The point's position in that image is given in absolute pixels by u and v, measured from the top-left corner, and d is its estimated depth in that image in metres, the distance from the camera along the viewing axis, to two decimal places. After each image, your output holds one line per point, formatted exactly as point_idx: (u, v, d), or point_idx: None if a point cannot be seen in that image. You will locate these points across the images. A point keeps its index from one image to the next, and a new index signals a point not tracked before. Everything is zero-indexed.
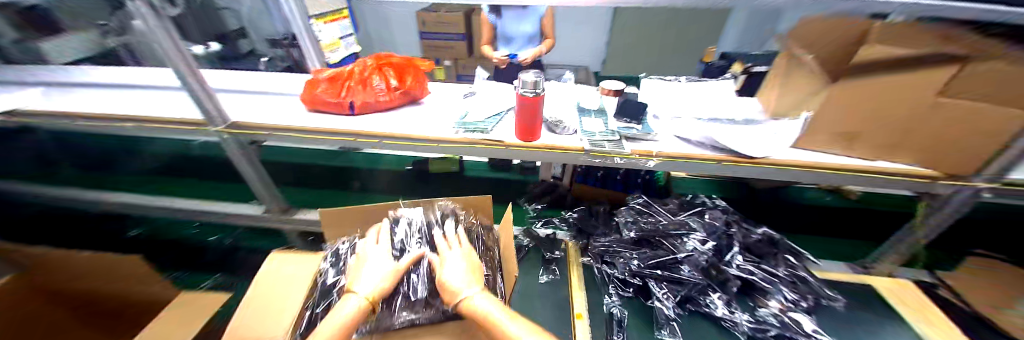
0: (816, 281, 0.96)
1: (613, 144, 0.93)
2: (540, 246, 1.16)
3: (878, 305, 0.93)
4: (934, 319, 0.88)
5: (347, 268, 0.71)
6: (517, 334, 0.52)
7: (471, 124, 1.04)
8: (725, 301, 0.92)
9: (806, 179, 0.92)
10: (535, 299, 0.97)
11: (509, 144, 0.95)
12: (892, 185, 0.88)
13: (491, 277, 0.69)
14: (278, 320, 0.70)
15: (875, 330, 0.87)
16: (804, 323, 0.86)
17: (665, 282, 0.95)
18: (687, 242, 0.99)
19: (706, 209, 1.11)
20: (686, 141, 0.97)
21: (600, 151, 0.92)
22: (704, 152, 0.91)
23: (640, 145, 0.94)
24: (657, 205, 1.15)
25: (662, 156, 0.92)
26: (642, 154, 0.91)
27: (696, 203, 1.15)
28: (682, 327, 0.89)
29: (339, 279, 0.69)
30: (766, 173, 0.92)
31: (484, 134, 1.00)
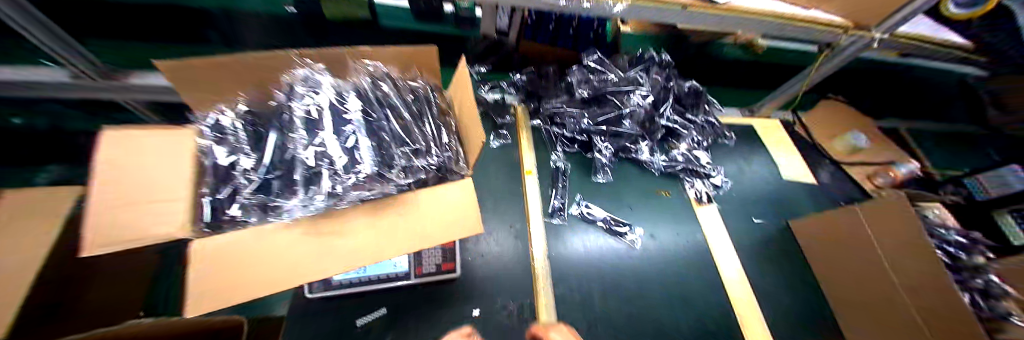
0: (718, 124, 1.13)
1: None
2: (489, 111, 1.07)
3: (752, 141, 1.20)
4: (782, 148, 1.21)
5: (239, 147, 0.52)
6: None
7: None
8: (650, 147, 1.04)
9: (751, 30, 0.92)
10: (485, 163, 0.97)
11: None
12: (812, 36, 0.96)
13: (447, 143, 0.58)
14: (169, 209, 0.45)
15: (744, 160, 1.15)
16: (702, 159, 1.07)
17: (606, 137, 1.02)
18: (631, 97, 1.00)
19: (652, 61, 1.09)
20: None
21: None
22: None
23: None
24: (609, 60, 1.08)
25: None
26: None
27: (643, 58, 1.10)
28: (613, 171, 1.02)
29: (236, 158, 0.50)
30: (722, 23, 0.88)
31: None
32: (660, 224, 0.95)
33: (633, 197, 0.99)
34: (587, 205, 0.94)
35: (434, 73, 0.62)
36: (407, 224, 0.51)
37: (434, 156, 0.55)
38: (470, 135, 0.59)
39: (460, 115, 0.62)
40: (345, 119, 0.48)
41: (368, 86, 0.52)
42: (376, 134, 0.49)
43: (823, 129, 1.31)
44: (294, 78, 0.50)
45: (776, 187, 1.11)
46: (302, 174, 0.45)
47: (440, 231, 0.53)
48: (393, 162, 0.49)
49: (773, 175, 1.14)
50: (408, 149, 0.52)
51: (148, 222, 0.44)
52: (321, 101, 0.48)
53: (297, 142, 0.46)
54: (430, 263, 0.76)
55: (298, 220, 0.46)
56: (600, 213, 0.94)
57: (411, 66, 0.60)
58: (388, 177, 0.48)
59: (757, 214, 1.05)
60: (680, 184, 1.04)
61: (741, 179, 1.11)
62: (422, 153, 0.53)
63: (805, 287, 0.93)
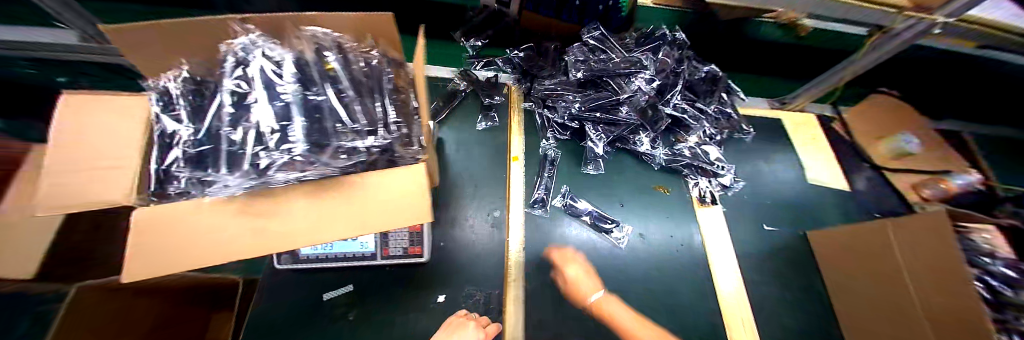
0: (736, 117, 1.01)
1: None
2: (478, 90, 0.99)
3: (778, 138, 1.06)
4: (813, 148, 1.06)
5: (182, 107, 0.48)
6: None
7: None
8: (651, 139, 0.95)
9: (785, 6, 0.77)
10: (469, 145, 0.91)
11: None
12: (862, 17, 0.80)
13: (397, 123, 0.52)
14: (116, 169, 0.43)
15: (765, 158, 1.01)
16: (711, 155, 0.96)
17: (601, 125, 0.94)
18: (634, 82, 0.89)
19: (665, 40, 0.96)
20: None
21: None
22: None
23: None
24: (613, 39, 0.98)
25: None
26: None
27: (655, 36, 0.97)
28: (607, 162, 0.95)
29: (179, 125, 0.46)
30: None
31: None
32: (653, 223, 0.87)
33: (625, 191, 0.92)
34: (572, 197, 0.88)
35: (393, 43, 0.57)
36: (346, 210, 0.48)
37: (382, 135, 0.49)
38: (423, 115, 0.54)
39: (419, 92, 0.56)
40: (280, 91, 0.45)
41: (311, 57, 0.49)
42: (314, 109, 0.46)
43: (870, 128, 1.14)
44: (233, 48, 0.48)
45: (798, 190, 0.98)
46: (228, 152, 0.43)
47: (386, 217, 0.49)
48: (327, 140, 0.45)
49: (797, 177, 1.00)
50: (349, 127, 0.46)
51: (98, 186, 0.41)
52: (253, 72, 0.45)
53: (226, 119, 0.44)
54: (397, 247, 0.72)
55: (231, 198, 0.45)
56: (586, 206, 0.87)
57: (367, 36, 0.56)
58: (319, 158, 0.44)
59: (770, 220, 0.93)
60: (682, 182, 0.95)
61: (759, 179, 0.98)
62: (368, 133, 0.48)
63: (811, 305, 0.83)
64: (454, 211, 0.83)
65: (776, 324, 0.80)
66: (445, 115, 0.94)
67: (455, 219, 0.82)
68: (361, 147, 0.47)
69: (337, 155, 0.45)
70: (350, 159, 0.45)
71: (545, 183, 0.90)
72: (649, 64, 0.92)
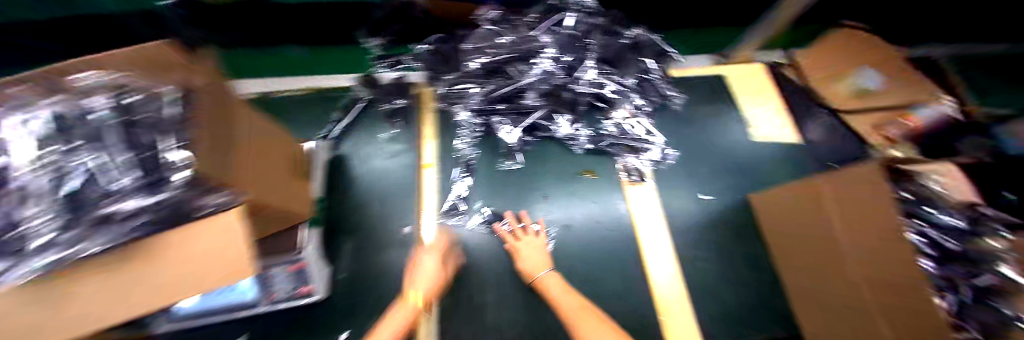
0: (662, 83, 0.93)
1: None
2: (380, 97, 0.92)
3: (715, 98, 0.98)
4: (757, 100, 0.96)
5: None
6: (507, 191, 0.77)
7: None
8: (572, 121, 0.87)
9: None
10: (373, 159, 0.87)
11: None
12: None
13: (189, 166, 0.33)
14: None
15: (698, 123, 0.94)
16: (639, 128, 0.89)
17: (511, 114, 0.87)
18: (536, 65, 0.84)
19: (570, 14, 0.88)
20: None
21: None
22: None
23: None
24: (513, 18, 0.90)
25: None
26: None
27: (558, 8, 0.90)
28: (527, 153, 0.89)
29: None
30: None
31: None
32: (578, 212, 0.83)
33: (547, 181, 0.86)
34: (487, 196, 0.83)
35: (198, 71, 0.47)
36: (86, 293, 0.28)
37: (173, 190, 0.32)
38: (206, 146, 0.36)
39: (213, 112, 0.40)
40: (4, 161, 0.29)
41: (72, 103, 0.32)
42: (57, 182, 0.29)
43: (824, 68, 0.99)
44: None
45: (738, 152, 0.91)
46: None
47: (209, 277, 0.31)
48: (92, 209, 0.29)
49: (739, 138, 0.92)
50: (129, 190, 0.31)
51: None
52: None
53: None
54: (284, 290, 0.66)
55: None
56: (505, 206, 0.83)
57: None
58: (57, 245, 0.26)
59: (705, 188, 0.86)
60: (610, 164, 0.88)
61: (691, 146, 0.92)
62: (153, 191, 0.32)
63: (751, 277, 0.77)
64: (363, 233, 0.79)
65: (714, 303, 0.74)
66: (341, 129, 0.88)
67: (363, 241, 0.78)
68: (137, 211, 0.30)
69: (99, 224, 0.28)
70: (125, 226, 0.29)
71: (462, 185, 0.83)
72: (549, 42, 0.86)
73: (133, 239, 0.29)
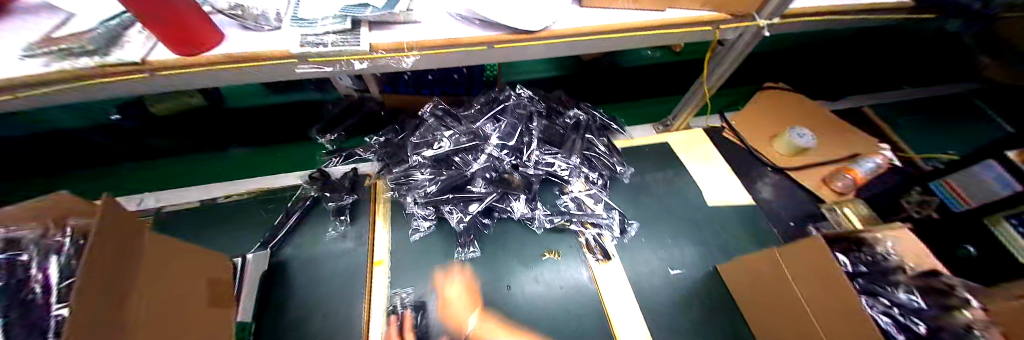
0: (611, 157, 0.97)
1: (338, 38, 0.58)
2: (327, 191, 0.88)
3: (667, 164, 1.01)
4: (705, 163, 1.00)
5: None
6: None
7: (62, 38, 0.53)
8: (527, 200, 0.87)
9: (606, 49, 0.71)
10: (318, 264, 0.80)
11: (146, 67, 0.52)
12: (691, 38, 0.73)
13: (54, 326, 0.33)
14: None
15: (651, 190, 0.96)
16: (590, 201, 0.90)
17: (461, 203, 0.84)
18: (483, 152, 0.87)
19: (511, 103, 0.95)
20: (457, 18, 0.63)
21: (318, 55, 0.57)
22: (475, 32, 0.61)
23: (383, 35, 0.60)
24: (457, 112, 0.96)
25: (420, 47, 0.60)
26: (389, 49, 0.59)
27: (501, 99, 0.97)
28: (483, 240, 0.84)
29: None
30: (555, 52, 0.68)
31: (86, 53, 0.51)
32: (544, 299, 0.76)
33: (509, 267, 0.80)
34: (444, 293, 0.76)
35: (94, 214, 0.44)
36: None
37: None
38: (102, 298, 0.37)
39: (111, 262, 0.40)
40: None
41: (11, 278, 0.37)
42: None
43: (756, 132, 1.09)
44: None
45: (697, 215, 0.91)
46: None
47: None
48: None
49: (697, 203, 0.93)
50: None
51: None
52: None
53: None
54: None
55: None
56: (465, 301, 0.75)
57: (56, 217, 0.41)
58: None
59: (674, 261, 0.83)
60: (572, 240, 0.85)
61: (651, 216, 0.91)
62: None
63: None
64: None
65: None
66: (284, 234, 0.82)
67: None
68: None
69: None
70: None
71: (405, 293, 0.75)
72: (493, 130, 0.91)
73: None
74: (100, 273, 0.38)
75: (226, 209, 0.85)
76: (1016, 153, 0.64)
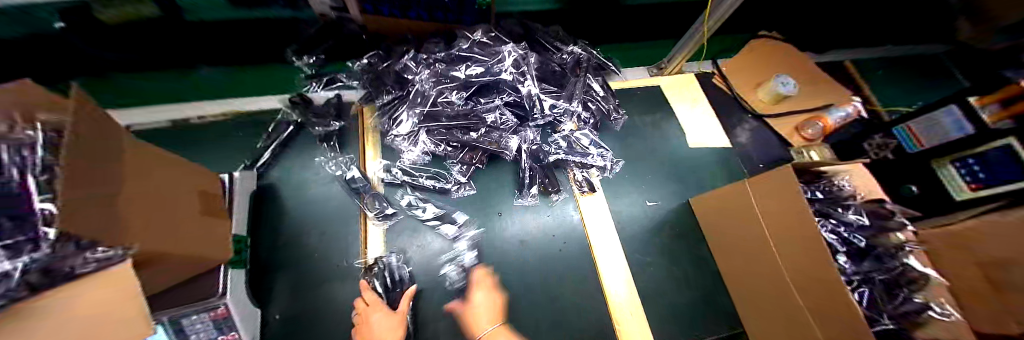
0: (605, 99, 0.96)
1: None
2: (312, 117, 0.85)
3: (656, 107, 1.03)
4: (691, 107, 1.03)
5: None
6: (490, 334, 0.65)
7: None
8: (520, 139, 0.86)
9: None
10: (309, 186, 0.81)
11: None
12: None
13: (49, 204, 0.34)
14: None
15: (641, 133, 0.98)
16: (583, 140, 0.91)
17: (453, 143, 0.85)
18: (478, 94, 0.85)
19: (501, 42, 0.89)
20: None
21: None
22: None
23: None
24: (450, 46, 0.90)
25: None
26: None
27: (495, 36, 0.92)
28: (477, 174, 0.87)
29: None
30: None
31: None
32: (532, 225, 0.82)
33: (496, 205, 0.84)
34: (413, 247, 0.77)
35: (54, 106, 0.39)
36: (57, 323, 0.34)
37: (42, 247, 0.34)
38: (90, 201, 0.36)
39: (99, 170, 0.39)
40: None
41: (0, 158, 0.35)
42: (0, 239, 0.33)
43: (745, 79, 1.12)
44: None
45: (681, 155, 0.96)
46: None
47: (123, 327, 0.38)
48: None
49: (679, 145, 0.97)
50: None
51: None
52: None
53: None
54: (203, 339, 0.60)
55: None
56: (463, 249, 0.77)
57: (21, 109, 0.37)
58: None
59: (652, 195, 0.89)
60: (561, 173, 0.89)
61: (636, 158, 0.94)
62: (24, 247, 0.34)
63: (698, 280, 0.80)
64: (303, 272, 0.73)
65: (664, 308, 0.76)
66: (270, 154, 0.81)
67: (299, 277, 0.72)
68: (11, 268, 0.32)
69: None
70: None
71: (400, 224, 0.78)
72: (485, 66, 0.86)
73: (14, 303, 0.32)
74: (89, 177, 0.37)
75: (205, 129, 0.83)
76: (977, 99, 0.73)
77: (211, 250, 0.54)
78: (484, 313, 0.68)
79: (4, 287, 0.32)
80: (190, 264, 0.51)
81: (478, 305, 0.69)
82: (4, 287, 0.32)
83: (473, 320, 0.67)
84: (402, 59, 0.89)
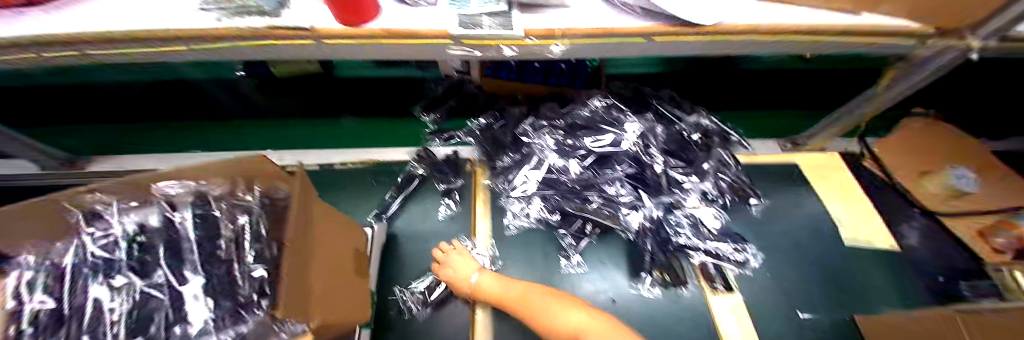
0: (736, 176, 0.86)
1: (494, 21, 0.58)
2: (436, 173, 0.90)
3: (791, 187, 0.90)
4: (840, 193, 0.89)
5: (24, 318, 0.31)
6: (474, 278, 0.69)
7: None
8: (641, 215, 0.78)
9: (763, 52, 0.67)
10: (425, 240, 0.83)
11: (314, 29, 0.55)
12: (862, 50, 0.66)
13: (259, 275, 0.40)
14: None
15: (778, 220, 0.85)
16: (713, 224, 0.80)
17: (560, 211, 0.81)
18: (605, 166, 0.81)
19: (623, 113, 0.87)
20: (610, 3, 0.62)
21: (473, 38, 0.58)
22: (633, 23, 0.59)
23: (535, 18, 0.60)
24: (570, 113, 0.90)
25: (571, 35, 0.59)
26: (541, 36, 0.59)
27: (615, 105, 0.90)
28: (589, 249, 0.80)
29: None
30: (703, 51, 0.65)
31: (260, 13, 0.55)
32: (653, 322, 0.71)
33: (614, 291, 0.75)
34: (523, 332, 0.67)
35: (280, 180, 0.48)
36: None
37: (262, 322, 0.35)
38: (297, 293, 0.38)
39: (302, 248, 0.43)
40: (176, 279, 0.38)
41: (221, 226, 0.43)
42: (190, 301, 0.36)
43: (904, 163, 0.96)
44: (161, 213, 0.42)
45: (831, 251, 0.81)
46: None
47: None
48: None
49: (827, 240, 0.82)
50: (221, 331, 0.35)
51: None
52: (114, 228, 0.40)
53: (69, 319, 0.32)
54: None
55: None
56: None
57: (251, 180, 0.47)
58: None
59: (801, 303, 0.74)
60: (683, 262, 0.78)
61: (775, 250, 0.81)
62: (233, 317, 0.36)
63: None
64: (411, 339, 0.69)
65: None
66: (397, 207, 0.86)
67: None
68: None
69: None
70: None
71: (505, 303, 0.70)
72: (609, 136, 0.83)
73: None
74: (293, 267, 0.38)
75: (344, 175, 0.92)
76: None
77: (356, 313, 0.54)
78: (463, 265, 0.72)
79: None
80: (344, 330, 0.52)
81: (453, 261, 0.73)
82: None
83: (454, 276, 0.71)
84: (523, 122, 0.91)
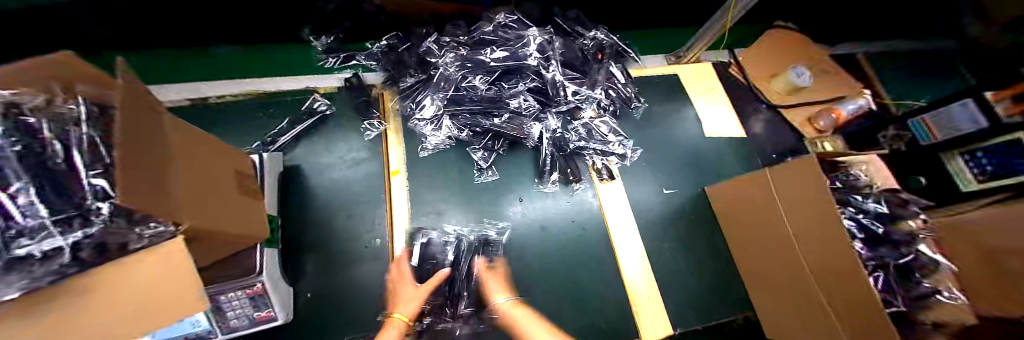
0: (625, 88, 0.96)
1: None
2: (342, 105, 0.89)
3: (674, 93, 1.04)
4: (707, 95, 1.05)
5: None
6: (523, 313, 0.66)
7: None
8: (542, 125, 0.85)
9: None
10: (331, 169, 0.81)
11: None
12: None
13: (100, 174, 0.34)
14: None
15: (663, 122, 0.99)
16: (603, 129, 0.91)
17: (472, 128, 0.84)
18: (516, 85, 0.84)
19: (527, 30, 0.87)
20: None
21: None
22: None
23: None
24: (474, 30, 0.89)
25: None
26: None
27: (518, 21, 0.89)
28: (499, 161, 0.87)
29: None
30: None
31: None
32: (552, 212, 0.82)
33: (520, 192, 0.84)
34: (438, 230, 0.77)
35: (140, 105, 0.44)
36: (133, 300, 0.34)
37: (96, 222, 0.33)
38: (150, 195, 0.35)
39: (164, 158, 0.41)
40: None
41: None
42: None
43: (758, 68, 1.13)
44: None
45: (698, 141, 0.97)
46: None
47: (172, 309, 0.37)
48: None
49: (694, 134, 0.98)
50: (43, 225, 0.31)
51: None
52: None
53: None
54: (241, 316, 0.60)
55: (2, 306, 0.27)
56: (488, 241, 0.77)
57: (56, 75, 0.35)
58: None
59: (669, 183, 0.91)
60: (579, 161, 0.89)
61: (653, 144, 0.96)
62: (73, 224, 0.32)
63: (713, 261, 0.83)
64: (328, 251, 0.74)
65: (676, 287, 0.80)
66: (290, 139, 0.82)
67: (325, 258, 0.73)
68: (65, 244, 0.31)
69: (13, 267, 0.28)
70: (50, 264, 0.30)
71: (426, 211, 0.78)
72: (515, 51, 0.84)
73: (68, 277, 0.31)
74: (139, 162, 0.36)
75: (227, 107, 0.85)
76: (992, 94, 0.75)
77: (247, 228, 0.54)
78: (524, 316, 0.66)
79: (57, 264, 0.30)
80: (231, 242, 0.52)
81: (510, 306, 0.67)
82: (57, 264, 0.30)
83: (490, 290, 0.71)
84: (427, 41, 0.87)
